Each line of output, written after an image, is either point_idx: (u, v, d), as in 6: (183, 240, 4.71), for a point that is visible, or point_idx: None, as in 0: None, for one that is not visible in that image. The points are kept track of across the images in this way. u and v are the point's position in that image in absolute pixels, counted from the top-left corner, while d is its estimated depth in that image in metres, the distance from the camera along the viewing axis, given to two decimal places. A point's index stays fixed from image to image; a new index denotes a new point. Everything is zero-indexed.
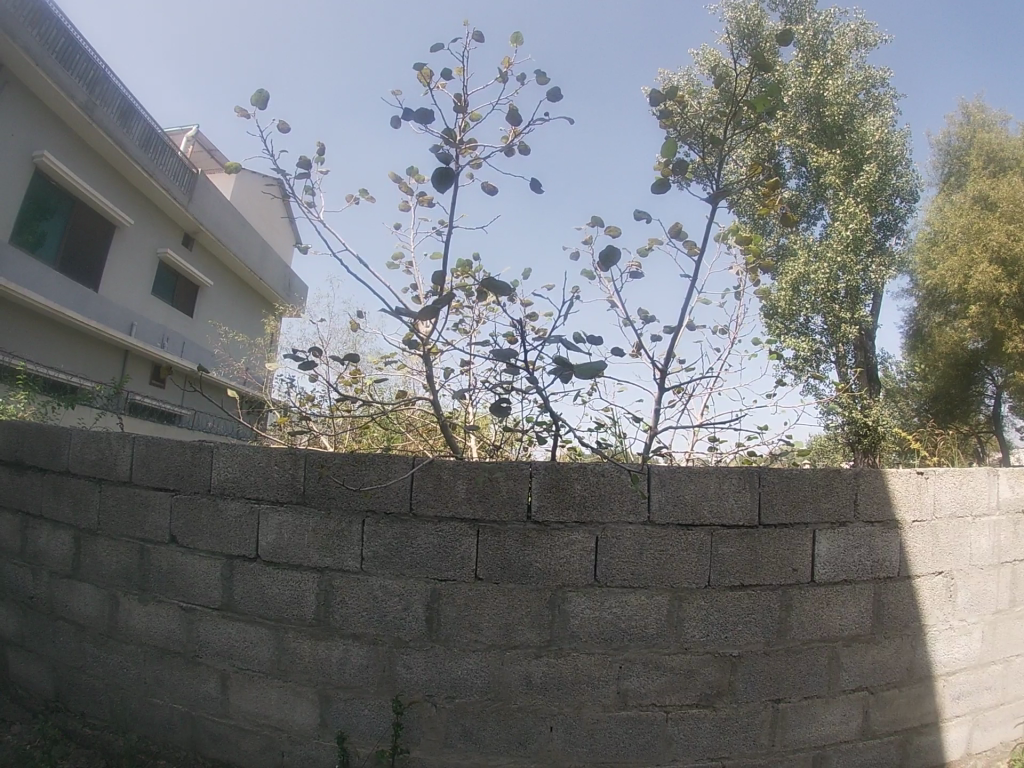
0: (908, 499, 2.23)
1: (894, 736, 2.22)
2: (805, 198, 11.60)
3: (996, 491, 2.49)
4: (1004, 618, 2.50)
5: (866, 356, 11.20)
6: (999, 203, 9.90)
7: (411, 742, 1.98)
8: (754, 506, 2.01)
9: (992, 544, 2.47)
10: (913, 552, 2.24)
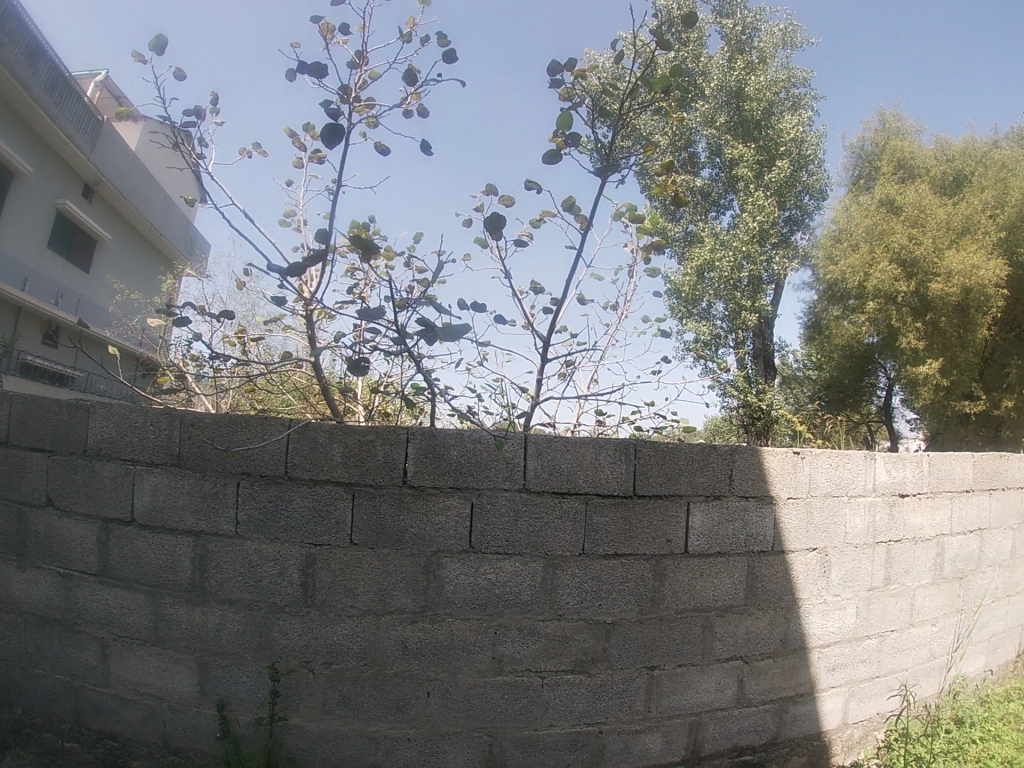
0: (783, 477, 2.34)
1: (769, 704, 2.34)
2: (717, 187, 11.93)
3: (873, 475, 2.62)
4: (878, 595, 2.64)
5: (764, 344, 11.66)
6: (904, 207, 10.41)
7: (290, 709, 1.96)
8: (629, 476, 2.06)
9: (868, 524, 2.59)
10: (788, 528, 2.35)
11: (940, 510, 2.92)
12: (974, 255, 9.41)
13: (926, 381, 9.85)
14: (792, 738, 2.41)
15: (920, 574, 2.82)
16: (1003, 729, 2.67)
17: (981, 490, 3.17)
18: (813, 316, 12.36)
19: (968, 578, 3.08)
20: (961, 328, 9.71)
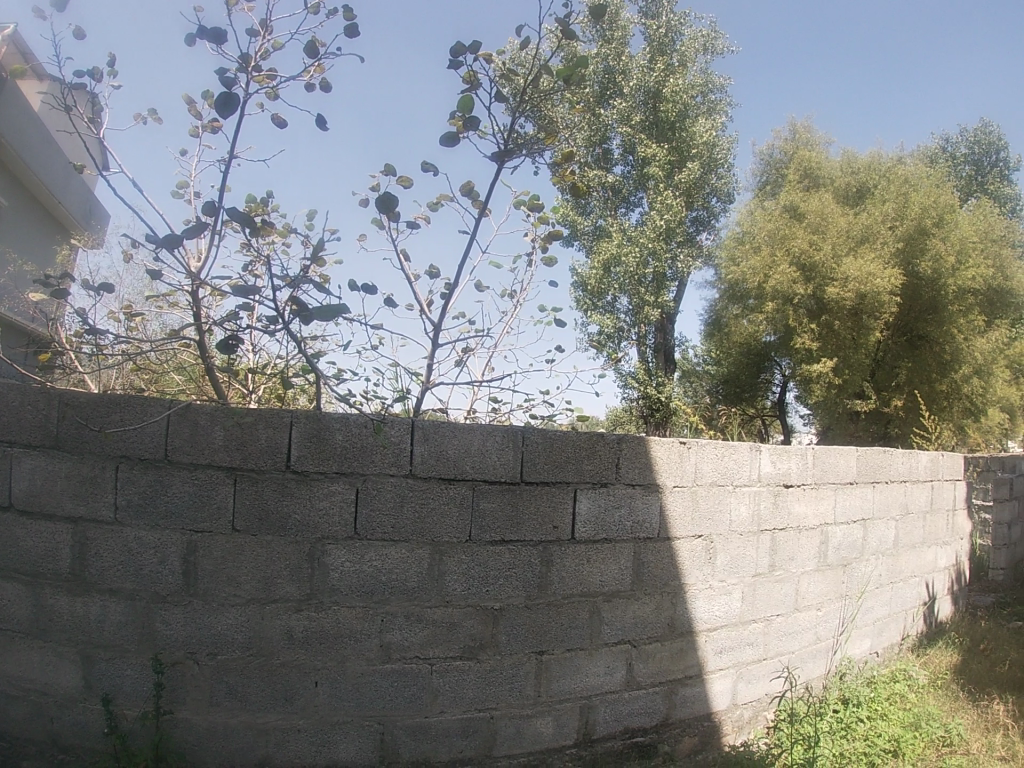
0: (670, 466, 2.41)
1: (658, 686, 2.42)
2: (628, 184, 12.18)
3: (759, 465, 2.74)
4: (763, 581, 2.77)
5: (665, 339, 12.00)
6: (806, 214, 10.93)
7: (177, 702, 1.88)
8: (517, 463, 2.08)
9: (752, 512, 2.71)
10: (673, 515, 2.43)
11: (823, 500, 3.08)
12: (870, 264, 9.96)
13: (819, 379, 10.38)
14: (682, 719, 2.50)
15: (805, 561, 2.98)
16: (888, 708, 2.87)
17: (864, 482, 3.37)
18: (712, 313, 12.79)
19: (850, 565, 3.26)
20: (855, 330, 10.31)
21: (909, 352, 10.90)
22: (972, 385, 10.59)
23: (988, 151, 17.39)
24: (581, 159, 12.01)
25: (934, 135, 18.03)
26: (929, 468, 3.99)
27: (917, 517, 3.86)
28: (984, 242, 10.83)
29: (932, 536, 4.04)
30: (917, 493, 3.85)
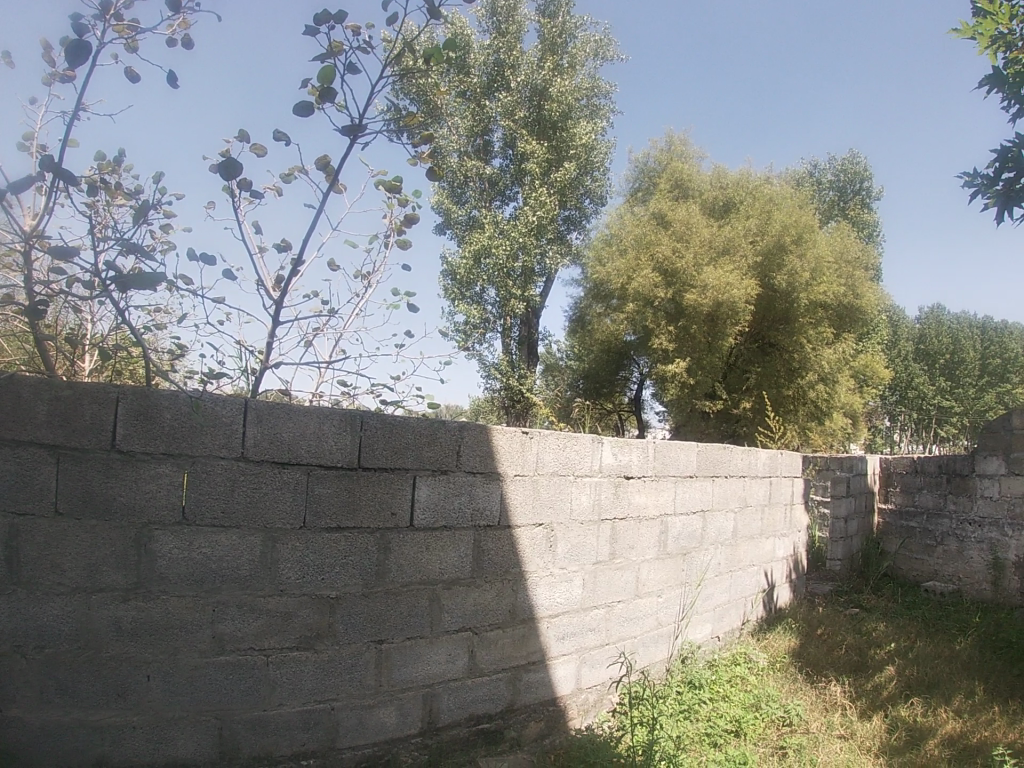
0: (511, 455, 2.47)
1: (502, 673, 2.46)
2: (505, 177, 12.29)
3: (600, 457, 2.85)
4: (603, 568, 2.88)
5: (529, 332, 12.17)
6: (672, 223, 11.43)
7: (4, 699, 1.71)
8: (354, 449, 2.05)
9: (593, 501, 2.81)
10: (514, 503, 2.48)
11: (663, 491, 3.24)
12: (728, 274, 10.62)
13: (674, 379, 10.95)
14: (526, 704, 2.56)
15: (645, 550, 3.12)
16: (729, 689, 3.08)
17: (703, 476, 3.58)
18: (577, 309, 13.14)
19: (690, 554, 3.45)
20: (710, 336, 10.90)
21: (759, 357, 11.83)
22: (817, 392, 11.63)
23: (854, 180, 18.76)
24: (461, 148, 12.04)
25: (804, 162, 19.34)
26: (768, 465, 4.30)
27: (755, 510, 4.15)
28: (837, 263, 11.72)
29: (770, 527, 4.35)
30: (756, 488, 4.14)
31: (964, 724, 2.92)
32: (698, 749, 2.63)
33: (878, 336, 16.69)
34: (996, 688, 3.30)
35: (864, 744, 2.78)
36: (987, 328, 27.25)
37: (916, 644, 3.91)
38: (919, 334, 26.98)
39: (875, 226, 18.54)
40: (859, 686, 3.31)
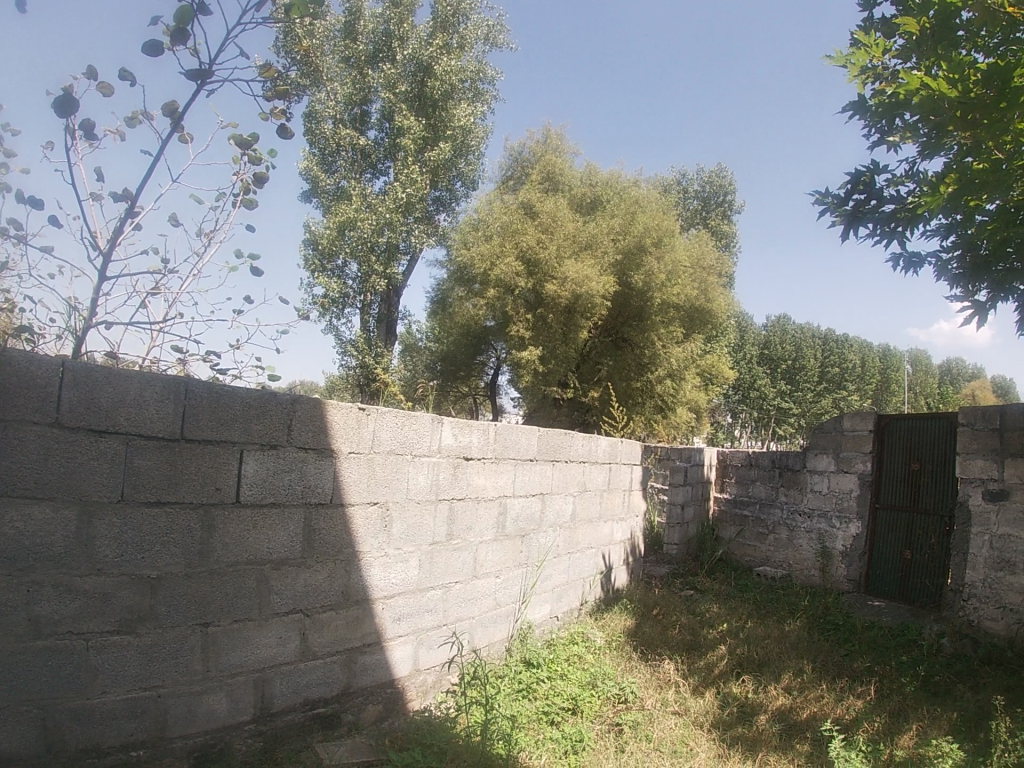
0: (345, 431, 2.41)
1: (335, 656, 2.41)
2: (377, 151, 11.99)
3: (439, 437, 2.84)
4: (440, 549, 2.87)
5: (388, 310, 12.03)
6: (539, 214, 11.61)
7: None
8: (177, 418, 1.93)
9: (431, 481, 2.80)
10: (347, 481, 2.43)
11: (503, 473, 3.29)
12: (588, 268, 10.92)
13: (527, 367, 11.06)
14: (363, 688, 2.52)
15: (483, 531, 3.16)
16: (566, 668, 3.20)
17: (544, 460, 3.67)
18: (440, 291, 13.11)
19: (528, 536, 3.54)
20: (565, 327, 11.19)
21: (612, 351, 12.18)
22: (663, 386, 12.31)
23: (718, 192, 19.83)
24: (334, 115, 11.65)
25: (674, 170, 20.26)
26: (609, 452, 4.49)
27: (594, 494, 4.32)
28: (692, 267, 12.40)
29: (609, 511, 4.55)
30: (595, 473, 4.31)
31: (792, 699, 3.15)
32: (535, 728, 2.70)
33: (725, 338, 17.82)
34: (821, 665, 3.60)
35: (697, 720, 2.94)
36: (822, 339, 29.80)
37: (746, 625, 4.21)
38: (764, 340, 29.09)
39: (732, 237, 19.77)
40: (692, 665, 3.52)
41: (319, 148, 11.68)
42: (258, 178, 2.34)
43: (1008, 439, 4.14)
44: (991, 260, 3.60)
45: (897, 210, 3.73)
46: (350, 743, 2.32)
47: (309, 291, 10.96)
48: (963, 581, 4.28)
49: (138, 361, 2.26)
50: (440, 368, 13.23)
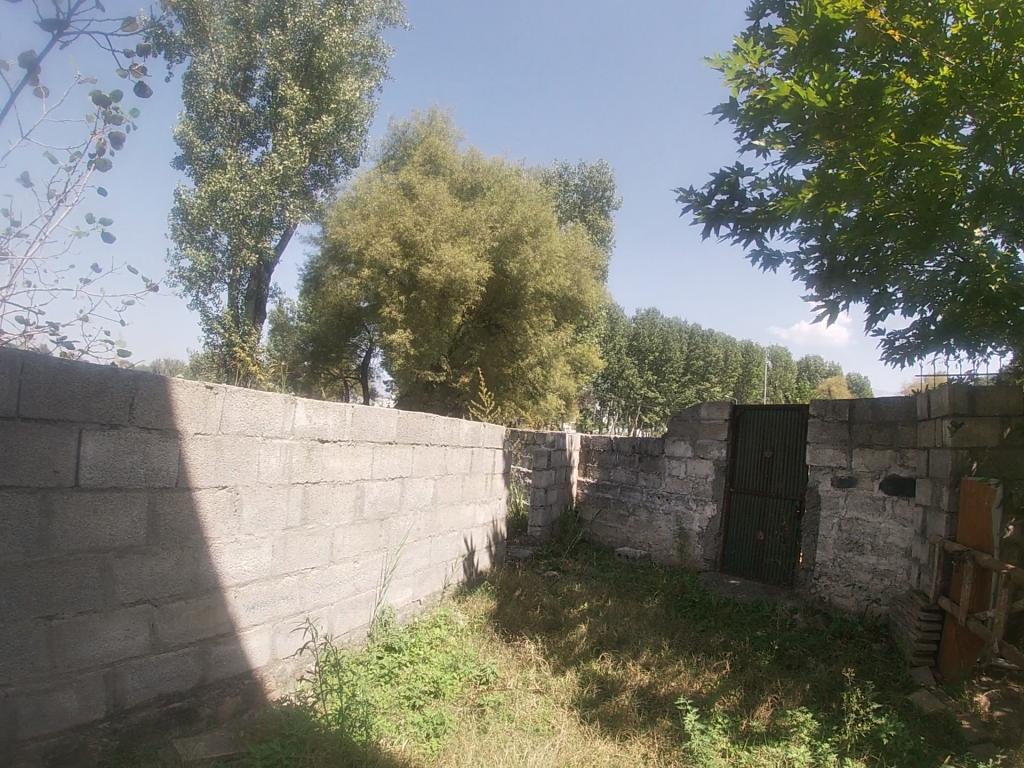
0: (192, 410, 2.28)
1: (188, 647, 2.30)
2: (257, 119, 11.44)
3: (292, 418, 2.74)
4: (294, 534, 2.78)
5: (258, 287, 11.59)
6: (418, 196, 11.46)
7: None
8: (11, 395, 1.76)
9: (283, 463, 2.70)
10: (193, 464, 2.29)
11: (360, 457, 3.23)
12: (463, 253, 10.96)
13: (397, 349, 10.94)
14: (219, 679, 2.43)
15: (339, 515, 3.08)
16: (429, 652, 3.22)
17: (404, 443, 3.66)
18: (312, 269, 12.71)
19: (387, 520, 3.50)
20: (438, 311, 11.19)
21: (483, 336, 12.38)
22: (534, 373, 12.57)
23: (597, 187, 20.36)
24: (216, 77, 11.02)
25: (557, 162, 20.60)
26: (470, 436, 4.53)
27: (455, 477, 4.34)
28: (567, 259, 12.70)
29: (470, 494, 4.59)
30: (456, 457, 4.33)
31: (652, 675, 3.30)
32: (396, 713, 2.70)
33: (595, 330, 18.39)
34: (679, 641, 3.79)
35: (558, 697, 3.02)
36: (688, 333, 31.39)
37: (607, 604, 4.36)
38: (633, 333, 30.26)
39: (608, 232, 20.38)
40: (554, 645, 3.60)
41: (195, 111, 11.09)
42: (114, 139, 2.14)
43: (855, 430, 4.50)
44: (847, 266, 3.85)
45: (758, 211, 3.95)
46: (209, 736, 2.24)
47: (175, 262, 10.43)
48: (814, 560, 4.65)
49: None
50: (311, 349, 12.91)
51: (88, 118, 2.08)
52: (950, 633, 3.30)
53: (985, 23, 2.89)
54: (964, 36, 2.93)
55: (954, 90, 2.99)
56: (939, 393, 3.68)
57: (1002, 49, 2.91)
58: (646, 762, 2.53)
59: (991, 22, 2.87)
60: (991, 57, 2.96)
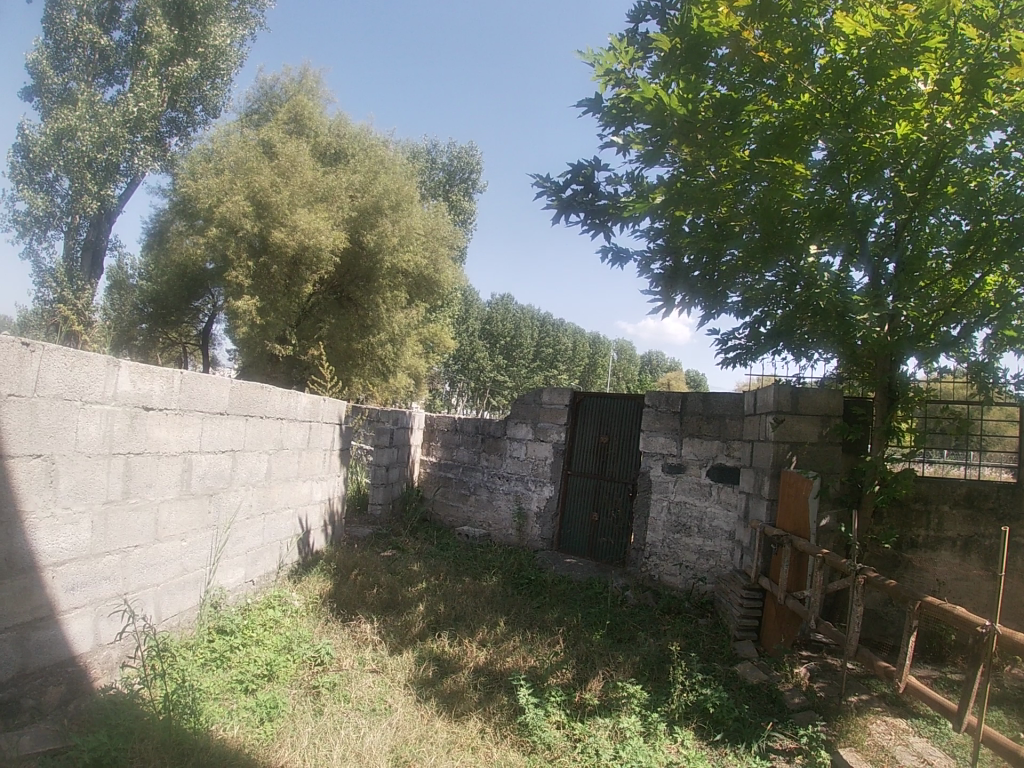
0: (4, 371, 2.06)
1: (4, 633, 2.11)
2: (116, 54, 10.54)
3: (114, 383, 2.53)
4: (115, 509, 2.58)
5: (96, 237, 10.52)
6: (279, 156, 10.95)
7: None
8: None
9: (103, 432, 2.50)
10: (6, 430, 2.08)
11: (188, 428, 3.06)
12: (319, 220, 10.60)
13: (243, 316, 10.37)
14: (39, 668, 2.25)
15: (164, 489, 2.90)
16: (262, 634, 3.13)
17: (235, 415, 3.49)
18: (157, 223, 11.85)
19: (216, 494, 3.34)
20: (288, 280, 10.81)
21: (334, 309, 11.95)
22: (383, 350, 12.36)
23: (464, 169, 20.32)
24: (80, 5, 10.17)
25: (426, 138, 20.33)
26: (308, 410, 4.43)
27: (291, 453, 4.22)
28: (425, 236, 12.56)
29: (307, 470, 4.47)
30: (292, 432, 4.21)
31: (488, 652, 3.36)
32: (228, 698, 2.59)
33: (448, 311, 18.39)
34: (514, 618, 3.88)
35: (393, 676, 3.02)
36: (542, 321, 32.15)
37: (444, 582, 4.40)
38: (488, 316, 30.57)
39: (470, 215, 20.41)
40: (390, 624, 3.59)
41: (53, 40, 10.20)
42: None
43: (686, 421, 4.78)
44: (688, 267, 4.11)
45: (608, 205, 4.08)
46: (33, 730, 2.08)
47: (9, 203, 9.57)
48: (644, 540, 4.91)
49: None
50: (150, 310, 12.06)
51: None
52: (771, 610, 3.57)
53: (851, 60, 3.10)
54: (829, 69, 3.14)
55: (812, 116, 3.24)
56: (765, 392, 3.98)
57: (865, 86, 3.13)
58: (482, 737, 2.58)
59: (860, 58, 3.07)
60: (852, 91, 3.19)
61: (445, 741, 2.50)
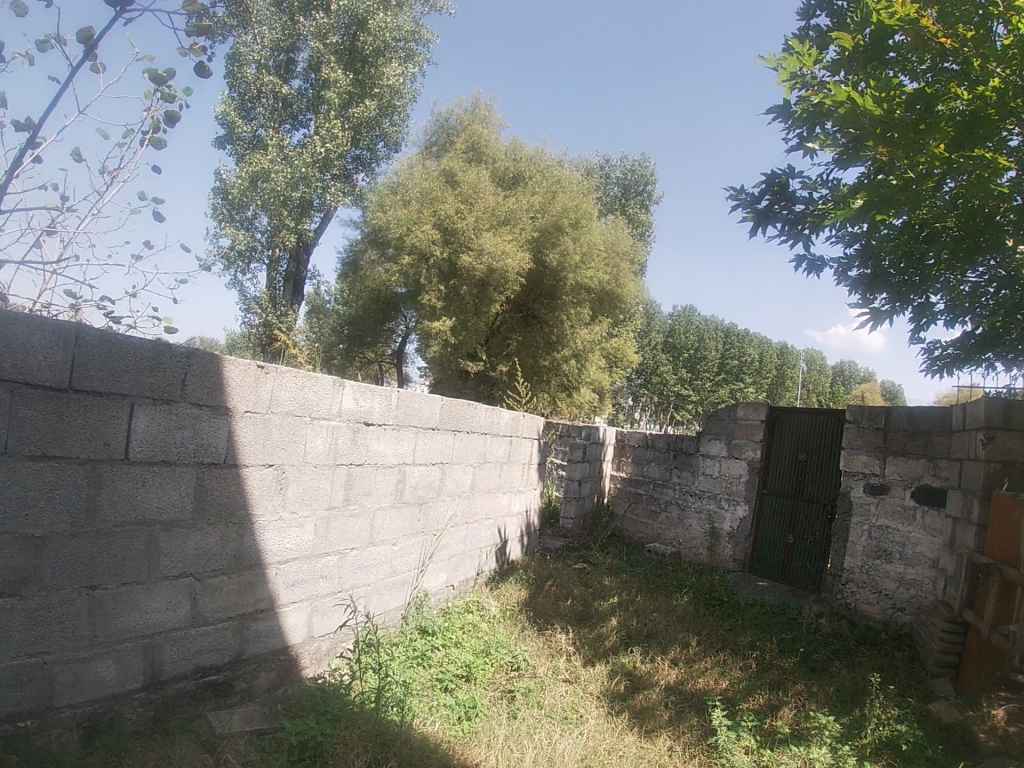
0: (243, 389, 2.35)
1: (227, 622, 2.38)
2: (300, 101, 11.60)
3: (339, 401, 2.80)
4: (336, 514, 2.84)
5: (297, 268, 11.69)
6: (461, 184, 11.50)
7: None
8: (65, 367, 1.83)
9: (329, 445, 2.76)
10: (242, 441, 2.37)
11: (403, 442, 3.29)
12: (505, 243, 10.97)
13: (437, 336, 10.99)
14: (256, 654, 2.51)
15: (380, 497, 3.15)
16: (461, 637, 3.29)
17: (446, 430, 3.72)
18: (350, 253, 12.86)
19: (427, 504, 3.57)
20: (477, 300, 11.25)
21: (520, 326, 12.46)
22: (568, 365, 12.64)
23: (638, 181, 20.27)
24: (259, 60, 11.14)
25: (599, 155, 20.55)
26: (510, 425, 4.60)
27: (494, 466, 4.41)
28: (607, 251, 12.64)
29: (508, 483, 4.66)
30: (496, 446, 4.40)
31: (680, 671, 3.32)
32: (429, 694, 2.76)
33: (631, 323, 18.37)
34: (706, 638, 3.81)
35: (587, 687, 3.07)
36: (723, 331, 31.26)
37: (636, 598, 4.40)
38: (669, 329, 30.19)
39: (648, 227, 20.24)
40: (584, 636, 3.65)
41: (238, 92, 11.28)
42: (170, 118, 2.04)
43: (890, 437, 4.46)
44: (889, 270, 3.82)
45: (806, 213, 3.91)
46: (243, 710, 2.33)
47: (213, 240, 10.63)
48: (842, 566, 4.62)
49: (31, 305, 1.90)
50: (347, 332, 13.11)
51: (145, 97, 2.02)
52: (974, 646, 3.23)
53: None
54: (1013, 46, 2.88)
55: (1005, 102, 2.94)
56: (976, 405, 3.62)
57: None
58: (671, 755, 2.56)
59: None
60: None
61: (634, 756, 2.50)
